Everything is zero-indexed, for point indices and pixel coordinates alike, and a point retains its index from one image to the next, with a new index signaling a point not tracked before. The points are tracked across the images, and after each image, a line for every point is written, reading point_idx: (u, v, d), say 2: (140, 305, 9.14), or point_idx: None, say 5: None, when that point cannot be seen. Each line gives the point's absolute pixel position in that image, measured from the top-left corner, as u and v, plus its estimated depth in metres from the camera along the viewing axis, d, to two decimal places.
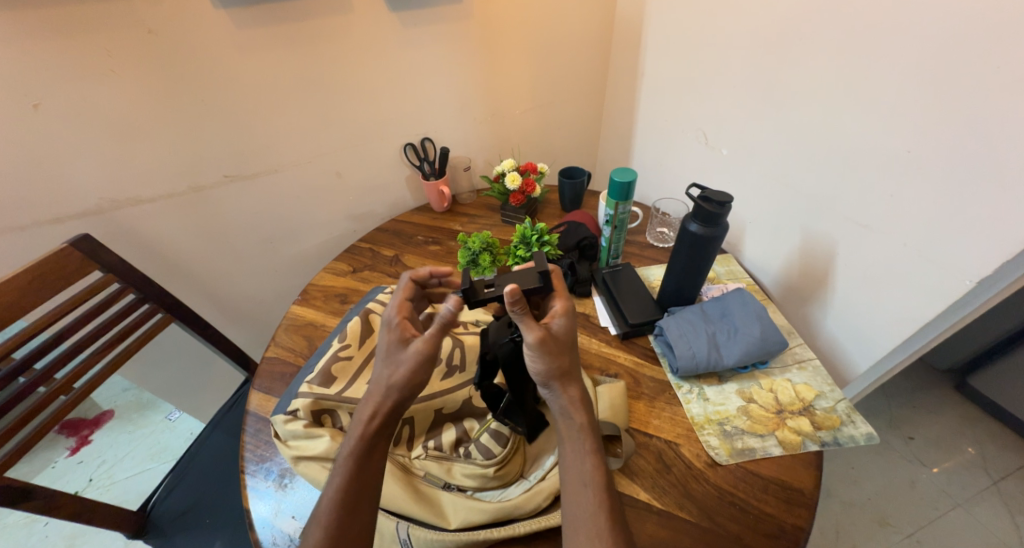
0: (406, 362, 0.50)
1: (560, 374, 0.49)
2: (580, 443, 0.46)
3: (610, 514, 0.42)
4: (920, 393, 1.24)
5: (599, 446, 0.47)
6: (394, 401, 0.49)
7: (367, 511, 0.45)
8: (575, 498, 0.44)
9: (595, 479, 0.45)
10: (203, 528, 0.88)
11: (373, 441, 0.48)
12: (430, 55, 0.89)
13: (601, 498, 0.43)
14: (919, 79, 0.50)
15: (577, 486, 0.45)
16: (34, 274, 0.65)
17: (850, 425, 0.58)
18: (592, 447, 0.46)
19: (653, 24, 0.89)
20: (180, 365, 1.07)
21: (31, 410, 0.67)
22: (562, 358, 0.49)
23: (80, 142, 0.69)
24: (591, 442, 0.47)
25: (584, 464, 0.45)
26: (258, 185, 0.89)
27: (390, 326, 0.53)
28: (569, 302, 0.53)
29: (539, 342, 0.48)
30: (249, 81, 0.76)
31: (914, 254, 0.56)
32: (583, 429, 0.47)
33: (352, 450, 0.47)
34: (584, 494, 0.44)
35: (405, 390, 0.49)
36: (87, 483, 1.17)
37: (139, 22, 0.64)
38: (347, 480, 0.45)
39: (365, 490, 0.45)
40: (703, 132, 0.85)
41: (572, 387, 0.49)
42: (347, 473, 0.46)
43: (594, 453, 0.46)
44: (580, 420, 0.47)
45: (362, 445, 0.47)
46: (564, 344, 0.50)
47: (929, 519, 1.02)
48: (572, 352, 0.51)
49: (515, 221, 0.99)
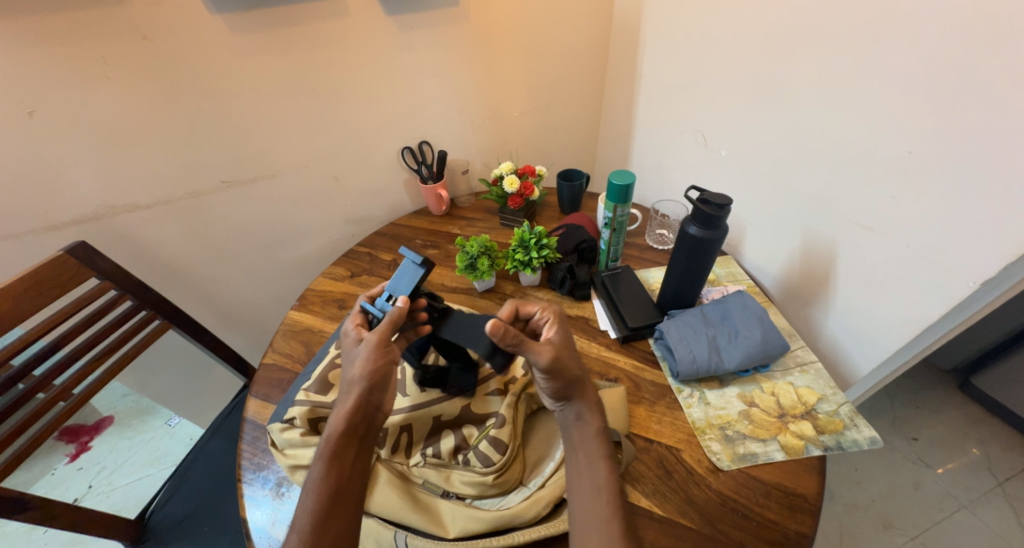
0: (361, 355, 0.51)
1: (581, 385, 0.50)
2: (593, 449, 0.47)
3: (622, 522, 0.42)
4: (923, 393, 1.23)
5: (610, 451, 0.47)
6: (361, 398, 0.49)
7: (347, 511, 0.44)
8: (589, 507, 0.44)
9: (608, 485, 0.45)
10: (202, 536, 0.87)
11: (344, 440, 0.47)
12: (427, 58, 0.89)
13: (614, 504, 0.43)
14: (921, 77, 0.50)
15: (590, 493, 0.44)
16: (30, 281, 0.65)
17: (853, 429, 0.57)
18: (604, 453, 0.47)
19: (652, 25, 0.89)
20: (178, 370, 1.07)
21: (29, 416, 0.66)
22: (574, 367, 0.50)
23: (75, 149, 0.69)
24: (603, 447, 0.47)
25: (597, 469, 0.46)
26: (256, 190, 0.89)
27: (346, 332, 0.55)
28: (559, 309, 0.56)
29: (552, 363, 0.48)
30: (246, 85, 0.76)
31: (915, 254, 0.56)
32: (597, 434, 0.48)
33: (324, 452, 0.46)
34: (596, 496, 0.44)
35: (374, 385, 0.50)
36: (86, 490, 1.19)
37: (134, 28, 0.64)
38: (322, 484, 0.45)
39: (342, 490, 0.45)
40: (702, 133, 0.84)
41: (589, 393, 0.51)
42: (321, 476, 0.45)
43: (606, 458, 0.47)
44: (594, 425, 0.49)
45: (331, 446, 0.47)
46: (566, 353, 0.52)
47: (934, 521, 1.01)
48: (576, 356, 0.53)
49: (514, 223, 0.99)
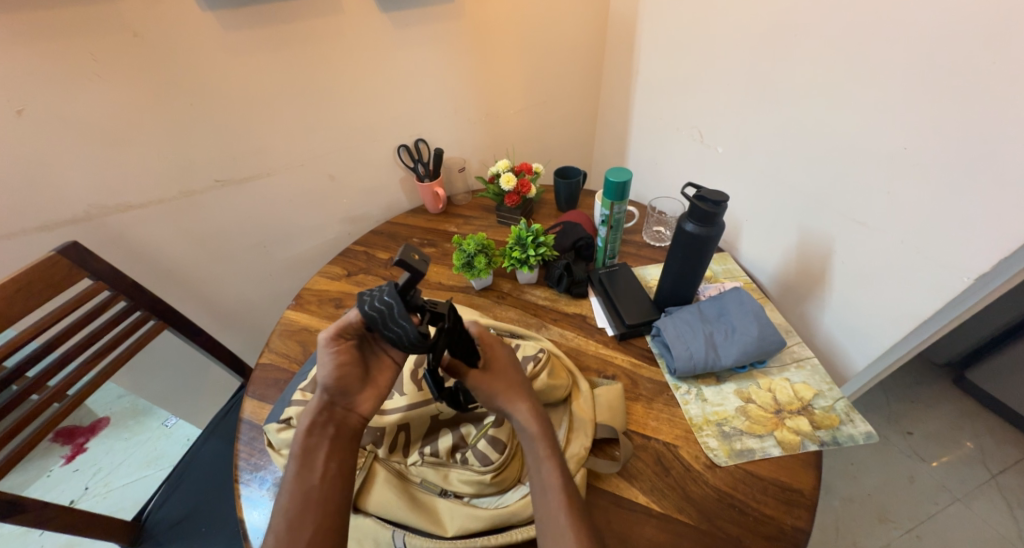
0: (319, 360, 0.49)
1: (503, 397, 0.52)
2: (535, 450, 0.49)
3: (572, 513, 0.44)
4: (918, 388, 1.24)
5: (555, 449, 0.49)
6: (328, 398, 0.48)
7: (324, 508, 0.44)
8: (541, 502, 0.46)
9: (554, 481, 0.47)
10: (198, 537, 0.86)
11: (313, 437, 0.47)
12: (422, 54, 0.88)
13: (562, 498, 0.45)
14: (916, 74, 0.50)
15: (541, 492, 0.47)
16: (21, 282, 0.64)
17: (849, 424, 0.57)
18: (549, 451, 0.49)
19: (647, 23, 0.89)
20: (173, 370, 1.06)
21: (22, 419, 0.65)
22: (501, 380, 0.53)
23: (66, 148, 0.68)
24: (546, 446, 0.49)
25: (542, 468, 0.48)
26: (249, 189, 0.88)
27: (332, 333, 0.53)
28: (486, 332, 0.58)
29: (476, 379, 0.52)
30: (239, 83, 0.75)
31: (910, 250, 0.56)
32: (536, 437, 0.49)
33: (295, 452, 0.46)
34: (544, 493, 0.46)
35: (337, 386, 0.48)
36: (82, 492, 1.16)
37: (124, 25, 0.63)
38: (293, 485, 0.45)
39: (313, 491, 0.45)
40: (698, 130, 0.84)
41: (520, 403, 0.51)
42: (293, 476, 0.45)
43: (551, 456, 0.48)
44: (531, 430, 0.50)
45: (303, 444, 0.46)
46: (499, 367, 0.55)
47: (928, 514, 1.02)
48: (512, 370, 0.55)
49: (510, 222, 0.98)
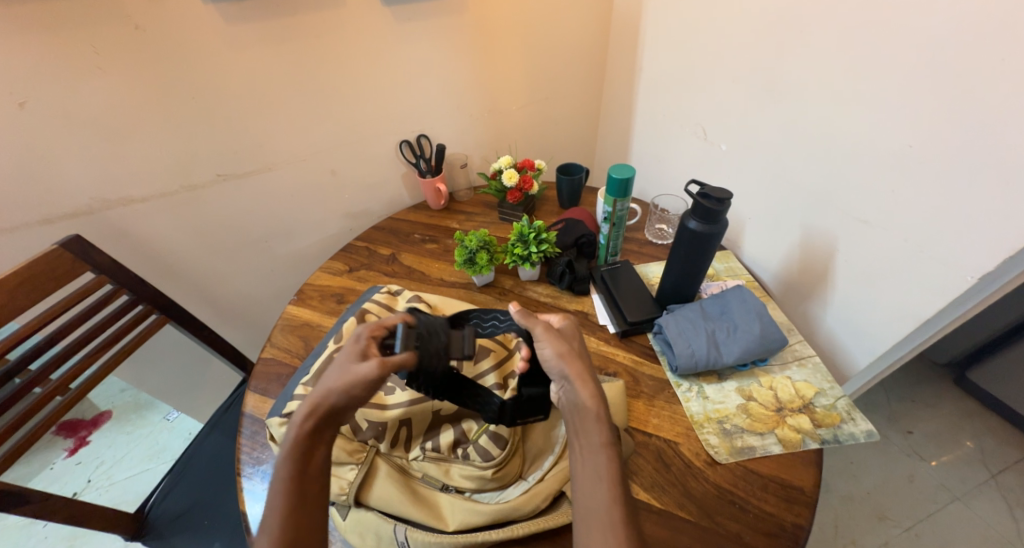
0: (349, 375, 0.43)
1: (569, 365, 0.48)
2: (593, 436, 0.44)
3: (624, 508, 0.40)
4: (919, 388, 1.24)
5: (612, 438, 0.45)
6: (339, 414, 0.43)
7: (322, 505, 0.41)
8: (590, 494, 0.42)
9: (608, 471, 0.42)
10: (201, 530, 0.87)
11: (309, 443, 0.42)
12: (424, 49, 0.88)
13: (611, 490, 0.41)
14: (925, 69, 0.49)
15: (593, 481, 0.42)
16: (22, 276, 0.64)
17: (850, 422, 0.57)
18: (604, 438, 0.44)
19: (651, 19, 0.88)
20: (174, 364, 1.06)
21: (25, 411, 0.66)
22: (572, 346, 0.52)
23: (68, 141, 0.68)
24: (604, 433, 0.44)
25: (596, 457, 0.43)
26: (251, 183, 0.88)
27: (357, 338, 0.46)
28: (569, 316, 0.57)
29: (544, 332, 0.51)
30: (240, 76, 0.75)
31: (913, 248, 0.56)
32: (598, 419, 0.45)
33: (287, 453, 0.41)
34: (596, 487, 0.42)
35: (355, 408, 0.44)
36: (85, 484, 1.16)
37: (125, 17, 0.62)
38: (289, 479, 0.40)
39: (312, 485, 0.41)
40: (701, 127, 0.84)
41: (585, 386, 0.47)
42: (284, 474, 0.41)
43: (607, 444, 0.44)
44: (594, 411, 0.45)
45: (297, 450, 0.41)
46: (569, 337, 0.53)
47: (928, 513, 1.02)
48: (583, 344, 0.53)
49: (512, 218, 0.98)
